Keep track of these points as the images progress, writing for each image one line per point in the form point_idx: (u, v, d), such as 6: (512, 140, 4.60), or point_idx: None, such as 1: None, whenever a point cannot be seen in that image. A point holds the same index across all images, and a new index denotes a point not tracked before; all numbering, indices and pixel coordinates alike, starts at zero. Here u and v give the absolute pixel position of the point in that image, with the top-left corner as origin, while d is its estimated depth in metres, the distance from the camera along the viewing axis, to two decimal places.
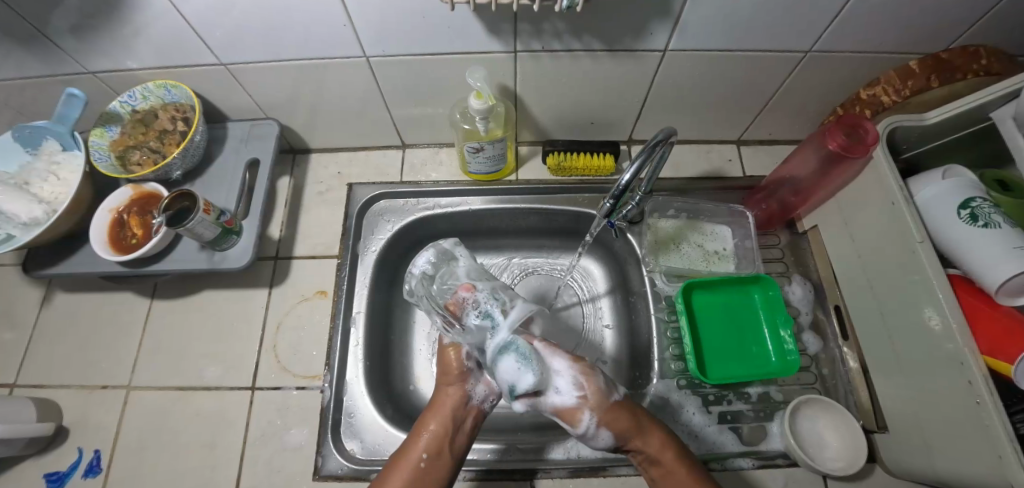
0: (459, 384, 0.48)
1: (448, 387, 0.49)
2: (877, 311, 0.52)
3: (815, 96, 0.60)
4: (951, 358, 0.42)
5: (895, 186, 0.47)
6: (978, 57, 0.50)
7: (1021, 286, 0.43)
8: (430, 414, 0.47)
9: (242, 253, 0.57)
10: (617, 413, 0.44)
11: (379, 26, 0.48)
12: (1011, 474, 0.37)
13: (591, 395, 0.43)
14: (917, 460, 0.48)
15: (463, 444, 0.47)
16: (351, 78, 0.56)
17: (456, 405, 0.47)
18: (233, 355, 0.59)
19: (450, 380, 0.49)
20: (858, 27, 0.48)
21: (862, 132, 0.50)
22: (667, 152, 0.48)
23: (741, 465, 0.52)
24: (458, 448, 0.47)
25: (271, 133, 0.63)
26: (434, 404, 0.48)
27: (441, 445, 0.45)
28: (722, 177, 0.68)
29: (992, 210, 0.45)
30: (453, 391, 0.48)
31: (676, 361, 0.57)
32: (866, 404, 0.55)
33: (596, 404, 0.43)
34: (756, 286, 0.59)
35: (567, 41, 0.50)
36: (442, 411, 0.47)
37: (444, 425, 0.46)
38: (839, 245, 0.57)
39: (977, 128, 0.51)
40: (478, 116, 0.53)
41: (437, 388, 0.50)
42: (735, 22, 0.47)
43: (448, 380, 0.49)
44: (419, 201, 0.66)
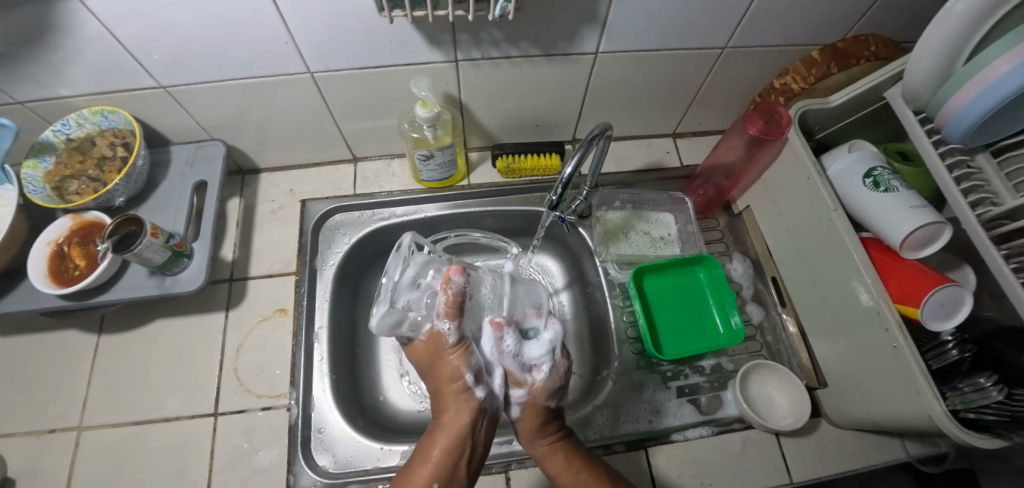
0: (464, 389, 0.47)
1: (454, 402, 0.47)
2: (808, 278, 0.57)
3: (736, 88, 0.66)
4: (870, 309, 0.47)
5: (810, 161, 0.52)
6: (868, 45, 0.57)
7: (922, 239, 0.48)
8: (440, 430, 0.46)
9: (194, 275, 0.56)
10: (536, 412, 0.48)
11: (322, 40, 0.49)
12: (929, 406, 0.42)
13: (537, 386, 0.49)
14: (855, 409, 0.53)
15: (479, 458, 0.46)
16: (296, 94, 0.57)
17: (467, 418, 0.46)
18: (193, 384, 0.58)
19: (455, 393, 0.47)
20: (762, 23, 0.54)
21: (778, 117, 0.56)
22: (606, 145, 0.53)
23: (702, 433, 0.55)
24: (473, 458, 0.46)
25: (217, 154, 0.62)
26: (442, 422, 0.47)
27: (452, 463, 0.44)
28: (663, 168, 0.72)
29: (891, 177, 0.51)
30: (461, 406, 0.47)
31: (633, 343, 0.60)
32: (807, 364, 0.59)
33: (536, 393, 0.49)
34: (700, 266, 0.63)
35: (505, 48, 0.53)
36: (453, 428, 0.46)
37: (456, 441, 0.45)
38: (770, 221, 0.62)
39: (873, 107, 0.58)
40: (426, 124, 0.56)
41: (443, 403, 0.48)
42: (655, 24, 0.52)
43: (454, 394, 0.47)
44: (374, 212, 0.67)
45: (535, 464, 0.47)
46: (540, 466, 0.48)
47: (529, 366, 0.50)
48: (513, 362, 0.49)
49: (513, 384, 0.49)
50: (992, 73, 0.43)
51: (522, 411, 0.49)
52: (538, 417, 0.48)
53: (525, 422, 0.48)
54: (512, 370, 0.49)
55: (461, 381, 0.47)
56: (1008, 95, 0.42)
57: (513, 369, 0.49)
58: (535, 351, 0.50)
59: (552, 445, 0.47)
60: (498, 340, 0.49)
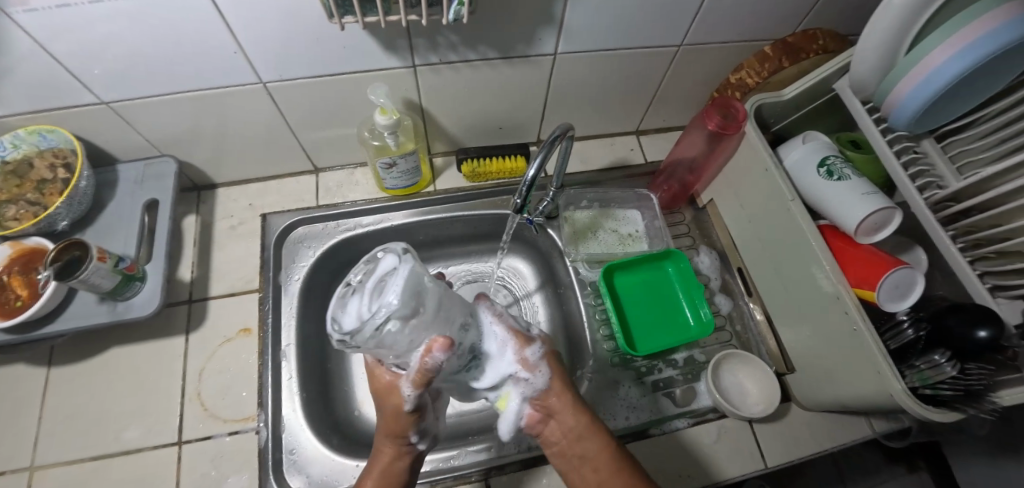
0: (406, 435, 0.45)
1: (386, 443, 0.46)
2: (771, 267, 0.58)
3: (694, 84, 0.67)
4: (830, 294, 0.49)
5: (766, 154, 0.54)
6: (816, 39, 0.59)
7: (875, 223, 0.49)
8: (368, 472, 0.45)
9: (149, 299, 0.53)
10: (558, 370, 0.48)
11: (271, 49, 0.47)
12: (889, 385, 0.43)
13: (541, 339, 0.49)
14: (821, 391, 0.54)
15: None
16: (250, 106, 0.55)
17: (397, 466, 0.45)
18: (153, 413, 0.55)
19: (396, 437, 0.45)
20: (715, 20, 0.55)
21: (734, 112, 0.57)
22: (569, 146, 0.53)
23: (679, 426, 0.56)
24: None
25: (168, 171, 0.59)
26: (376, 461, 0.45)
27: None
28: (628, 165, 0.73)
29: (843, 165, 0.52)
30: (391, 448, 0.45)
31: (607, 340, 0.61)
32: (775, 351, 0.61)
33: (546, 343, 0.49)
34: (668, 260, 0.64)
35: (462, 52, 0.53)
36: (379, 472, 0.44)
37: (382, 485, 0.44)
38: (732, 213, 0.63)
39: (824, 99, 0.60)
40: (387, 131, 0.55)
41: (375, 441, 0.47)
42: (611, 23, 0.52)
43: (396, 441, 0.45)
44: (339, 223, 0.65)
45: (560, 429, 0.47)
46: (580, 440, 0.46)
47: (525, 325, 0.49)
48: (516, 320, 0.48)
49: (523, 342, 0.46)
50: (935, 60, 0.45)
51: (546, 364, 0.47)
52: (559, 375, 0.48)
53: (555, 377, 0.48)
54: (518, 334, 0.46)
55: (408, 427, 0.44)
56: (951, 81, 0.45)
57: (515, 328, 0.46)
58: (524, 316, 0.50)
59: (579, 412, 0.47)
60: (490, 304, 0.46)
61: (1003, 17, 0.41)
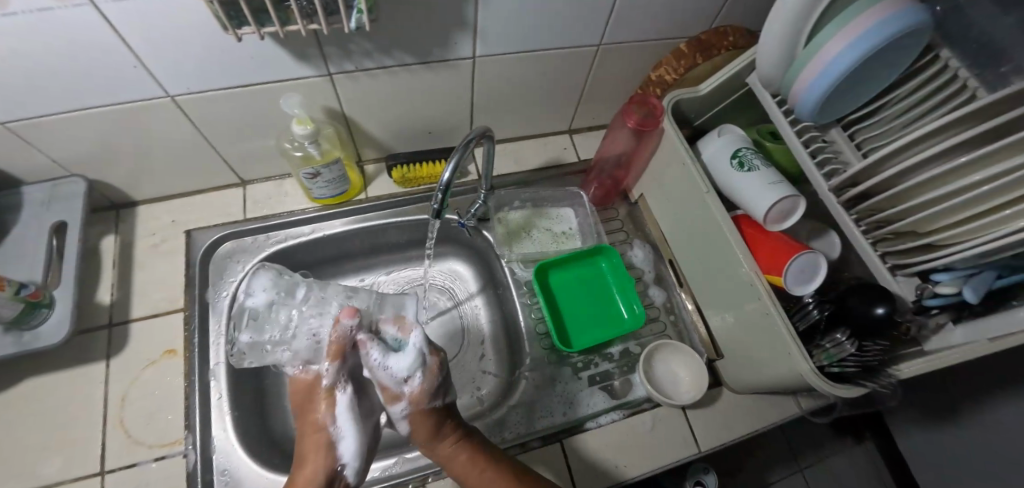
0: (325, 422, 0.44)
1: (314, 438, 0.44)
2: (695, 257, 0.60)
3: (618, 83, 0.69)
4: (745, 281, 0.51)
5: (682, 149, 0.55)
6: (726, 36, 0.61)
7: (783, 211, 0.51)
8: (297, 472, 0.43)
9: (59, 326, 0.51)
10: (425, 417, 0.46)
11: (171, 61, 0.46)
12: (798, 364, 0.46)
13: (416, 390, 0.44)
14: (745, 373, 0.56)
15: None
16: (159, 121, 0.53)
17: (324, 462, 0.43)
18: (70, 445, 0.52)
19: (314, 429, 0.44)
20: (627, 20, 0.56)
21: (652, 109, 0.59)
22: (491, 149, 0.54)
23: (614, 418, 0.57)
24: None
25: (78, 191, 0.57)
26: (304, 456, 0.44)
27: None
28: (561, 164, 0.74)
29: (754, 157, 0.53)
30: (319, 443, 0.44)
31: (543, 338, 0.63)
32: (705, 338, 0.62)
33: (415, 399, 0.44)
34: (601, 256, 0.66)
35: (378, 59, 0.52)
36: (309, 470, 0.43)
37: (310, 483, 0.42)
38: (659, 207, 0.65)
39: (739, 93, 0.62)
40: (307, 142, 0.54)
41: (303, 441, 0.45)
42: (524, 25, 0.53)
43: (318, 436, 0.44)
44: (269, 235, 0.64)
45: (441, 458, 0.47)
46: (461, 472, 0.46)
47: (401, 376, 0.44)
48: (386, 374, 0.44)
49: (388, 401, 0.45)
50: (831, 51, 0.47)
51: (410, 420, 0.45)
52: (427, 420, 0.46)
53: (420, 425, 0.46)
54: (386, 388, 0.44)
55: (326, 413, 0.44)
56: (846, 70, 0.47)
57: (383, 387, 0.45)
58: (400, 363, 0.43)
59: (460, 446, 0.47)
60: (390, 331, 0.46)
61: (885, 10, 0.44)
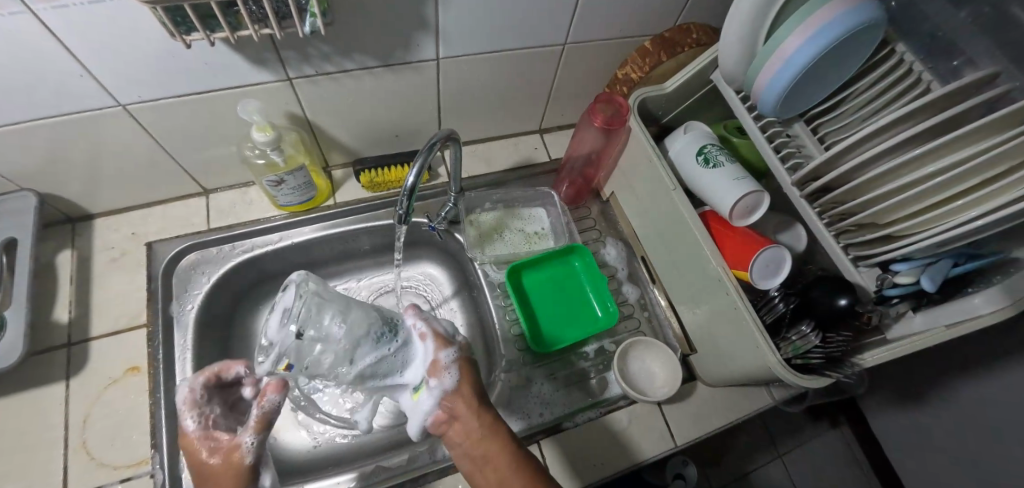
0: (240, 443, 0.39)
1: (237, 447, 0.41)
2: (666, 254, 0.60)
3: (586, 81, 0.69)
4: (713, 276, 0.52)
5: (649, 146, 0.56)
6: (690, 33, 0.61)
7: (747, 206, 0.51)
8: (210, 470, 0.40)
9: (12, 347, 0.49)
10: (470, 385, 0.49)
11: (121, 69, 0.44)
12: (765, 356, 0.46)
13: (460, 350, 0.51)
14: (717, 366, 0.57)
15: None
16: (112, 131, 0.52)
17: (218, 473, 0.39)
18: (30, 470, 0.50)
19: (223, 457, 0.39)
20: (591, 18, 0.56)
21: (618, 107, 0.59)
22: (459, 151, 0.53)
23: (592, 416, 0.56)
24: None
25: (28, 205, 0.54)
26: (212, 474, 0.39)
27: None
28: (532, 164, 0.73)
29: (718, 153, 0.54)
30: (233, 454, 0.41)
31: (518, 339, 0.63)
32: (679, 334, 0.63)
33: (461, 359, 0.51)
34: (574, 255, 0.66)
35: (338, 62, 0.51)
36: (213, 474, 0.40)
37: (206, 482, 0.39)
38: (629, 205, 0.65)
39: (704, 90, 0.63)
40: (268, 148, 0.53)
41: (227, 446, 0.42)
42: (487, 25, 0.52)
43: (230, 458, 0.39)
44: (235, 245, 0.63)
45: (461, 432, 0.46)
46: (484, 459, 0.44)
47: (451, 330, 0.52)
48: (440, 325, 0.52)
49: (440, 345, 0.49)
50: (790, 48, 0.48)
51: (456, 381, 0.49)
52: (468, 381, 0.49)
53: (465, 388, 0.48)
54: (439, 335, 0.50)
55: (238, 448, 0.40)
56: (804, 66, 0.47)
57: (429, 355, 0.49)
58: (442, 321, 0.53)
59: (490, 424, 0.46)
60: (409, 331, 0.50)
61: (841, 7, 0.45)
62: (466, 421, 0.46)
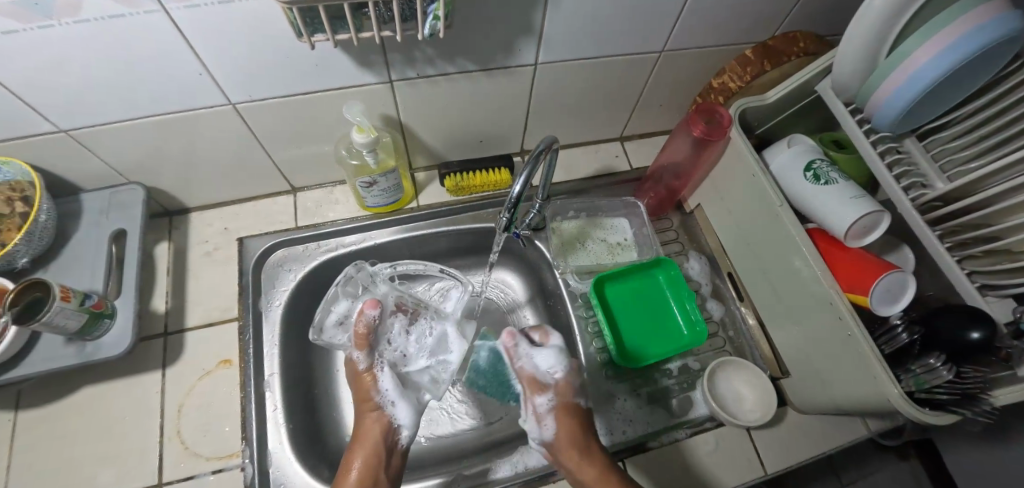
0: (377, 399, 0.53)
1: (370, 414, 0.52)
2: (760, 271, 0.58)
3: (674, 90, 0.67)
4: (822, 299, 0.48)
5: (752, 159, 0.53)
6: (796, 41, 0.59)
7: (863, 227, 0.48)
8: (357, 447, 0.50)
9: (120, 336, 0.50)
10: (572, 424, 0.51)
11: (241, 70, 0.45)
12: (885, 390, 0.42)
13: (560, 384, 0.53)
14: (815, 395, 0.53)
15: (396, 470, 0.50)
16: (221, 129, 0.53)
17: (378, 432, 0.51)
18: (130, 454, 0.52)
19: (371, 406, 0.52)
20: (695, 24, 0.54)
21: (719, 117, 0.57)
22: (554, 158, 0.50)
23: (678, 437, 0.55)
24: (392, 468, 0.49)
25: (136, 198, 0.57)
26: (360, 435, 0.51)
27: (373, 474, 0.47)
28: (614, 172, 0.74)
29: (830, 169, 0.51)
30: (376, 418, 0.52)
31: (600, 353, 0.61)
32: (769, 355, 0.60)
33: (563, 391, 0.53)
34: (658, 268, 0.65)
35: (440, 66, 0.51)
36: (367, 443, 0.50)
37: (371, 452, 0.49)
38: (720, 217, 0.63)
39: (807, 101, 0.60)
40: (366, 150, 0.53)
41: (360, 421, 0.53)
42: (594, 28, 0.51)
43: (373, 405, 0.52)
44: (320, 243, 0.65)
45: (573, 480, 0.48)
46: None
47: (550, 368, 0.54)
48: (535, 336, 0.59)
49: (535, 391, 0.53)
50: (919, 59, 0.44)
51: (556, 419, 0.51)
52: (574, 421, 0.51)
53: (563, 428, 0.51)
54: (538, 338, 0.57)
55: (371, 393, 0.53)
56: (928, 86, 0.44)
57: (533, 374, 0.54)
58: (546, 360, 0.54)
59: (596, 467, 0.48)
60: (512, 345, 0.55)
61: (976, 20, 0.40)
62: (561, 441, 0.50)
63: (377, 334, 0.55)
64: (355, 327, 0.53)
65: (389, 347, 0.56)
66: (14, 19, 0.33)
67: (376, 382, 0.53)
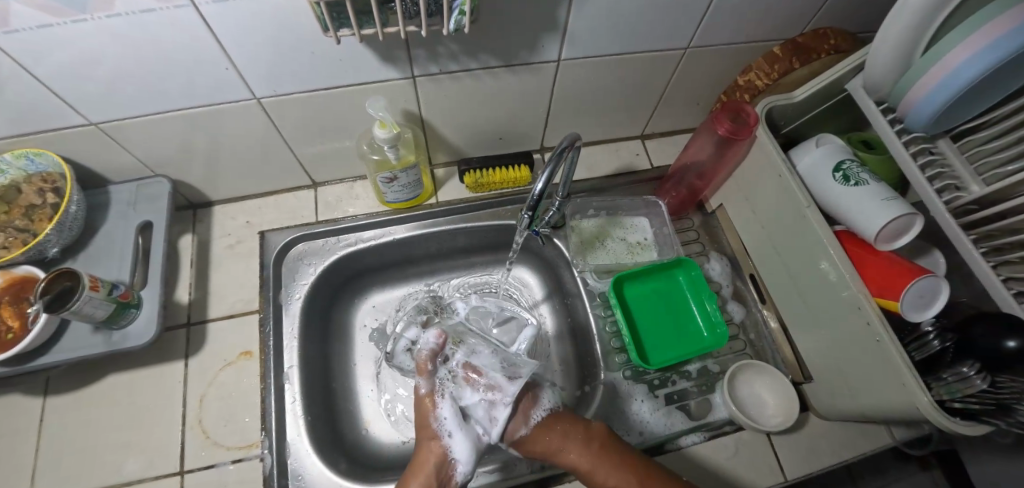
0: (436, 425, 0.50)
1: (429, 442, 0.49)
2: (786, 274, 0.57)
3: (697, 87, 0.66)
4: (850, 303, 0.47)
5: (779, 159, 0.52)
6: (827, 38, 0.58)
7: (896, 230, 0.47)
8: (414, 472, 0.47)
9: (145, 326, 0.51)
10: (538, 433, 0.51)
11: (267, 65, 0.46)
12: (914, 399, 0.41)
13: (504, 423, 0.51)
14: (839, 399, 0.52)
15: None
16: (244, 122, 0.53)
17: (436, 463, 0.47)
18: (155, 441, 0.53)
19: (431, 434, 0.50)
20: (724, 20, 0.53)
21: (745, 116, 0.56)
22: (576, 155, 0.50)
23: (694, 441, 0.54)
24: None
25: (163, 191, 0.58)
26: (415, 461, 0.48)
27: None
28: (633, 171, 0.73)
29: (860, 170, 0.49)
30: (434, 447, 0.49)
31: (619, 353, 0.60)
32: (791, 359, 0.59)
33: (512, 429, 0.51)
34: (679, 268, 0.64)
35: (463, 61, 0.51)
36: (425, 468, 0.47)
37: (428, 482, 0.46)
38: (744, 218, 0.62)
39: (837, 99, 0.58)
40: (387, 145, 0.53)
41: (419, 443, 0.50)
42: (621, 24, 0.50)
43: (432, 434, 0.50)
44: (340, 238, 0.65)
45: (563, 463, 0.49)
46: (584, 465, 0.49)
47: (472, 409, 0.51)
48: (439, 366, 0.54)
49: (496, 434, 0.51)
50: (953, 60, 0.42)
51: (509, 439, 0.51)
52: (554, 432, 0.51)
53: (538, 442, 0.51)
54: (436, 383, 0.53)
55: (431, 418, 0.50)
56: (967, 85, 0.41)
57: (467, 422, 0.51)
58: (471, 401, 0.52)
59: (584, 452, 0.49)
60: (428, 377, 0.53)
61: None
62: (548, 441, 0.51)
63: (439, 362, 0.54)
64: (421, 351, 0.54)
65: (451, 374, 0.53)
66: (48, 13, 0.34)
67: (436, 410, 0.51)
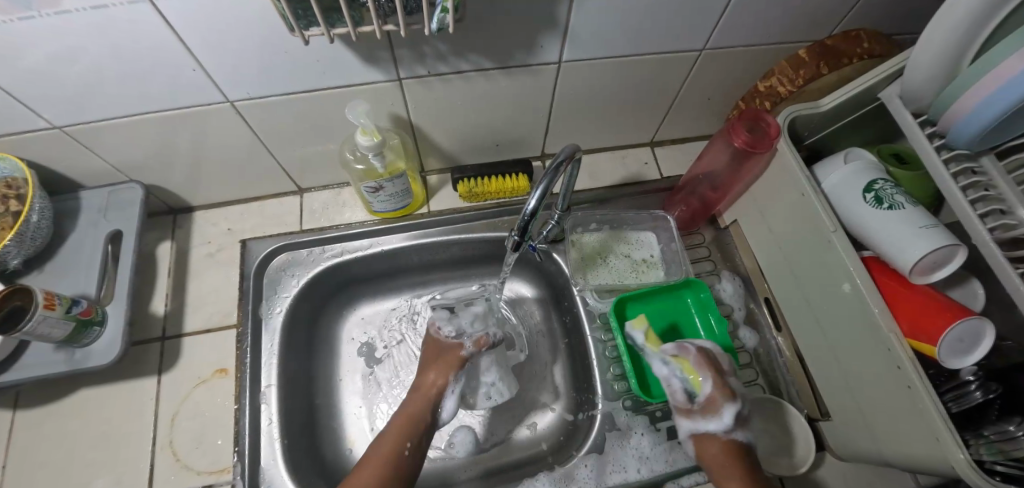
0: (444, 384, 0.53)
1: (433, 382, 0.53)
2: (805, 302, 0.51)
3: (712, 91, 0.61)
4: (879, 343, 0.42)
5: (802, 177, 0.47)
6: (860, 40, 0.52)
7: (934, 261, 0.41)
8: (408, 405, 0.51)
9: (110, 345, 0.48)
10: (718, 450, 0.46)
11: (237, 67, 0.42)
12: (950, 457, 0.36)
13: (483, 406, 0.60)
14: (862, 442, 0.47)
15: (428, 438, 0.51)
16: (219, 127, 0.50)
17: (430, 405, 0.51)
18: (123, 461, 0.50)
19: (438, 385, 0.52)
20: (743, 20, 0.48)
21: (765, 126, 0.50)
22: (575, 166, 0.45)
23: (698, 481, 0.50)
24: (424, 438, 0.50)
25: (135, 197, 0.54)
26: (411, 402, 0.51)
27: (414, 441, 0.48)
28: (641, 181, 0.68)
29: (894, 191, 0.44)
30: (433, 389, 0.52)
31: (618, 381, 0.56)
32: (807, 392, 0.54)
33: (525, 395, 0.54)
34: (687, 290, 0.59)
35: (453, 63, 0.46)
36: (417, 408, 0.51)
37: (420, 420, 0.50)
38: (759, 236, 0.57)
39: (868, 108, 0.53)
40: (371, 154, 0.49)
41: (419, 382, 0.53)
42: (627, 24, 0.45)
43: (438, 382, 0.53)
44: (325, 248, 0.62)
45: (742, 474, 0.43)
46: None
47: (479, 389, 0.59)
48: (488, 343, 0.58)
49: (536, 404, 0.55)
50: (1002, 75, 0.36)
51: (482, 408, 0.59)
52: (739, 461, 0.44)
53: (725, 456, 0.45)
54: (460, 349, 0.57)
55: (453, 365, 0.54)
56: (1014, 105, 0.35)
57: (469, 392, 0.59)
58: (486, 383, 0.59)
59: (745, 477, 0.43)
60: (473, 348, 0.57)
61: None
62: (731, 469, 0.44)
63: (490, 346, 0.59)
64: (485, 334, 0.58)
65: (489, 368, 0.60)
66: None
67: (457, 369, 0.54)
